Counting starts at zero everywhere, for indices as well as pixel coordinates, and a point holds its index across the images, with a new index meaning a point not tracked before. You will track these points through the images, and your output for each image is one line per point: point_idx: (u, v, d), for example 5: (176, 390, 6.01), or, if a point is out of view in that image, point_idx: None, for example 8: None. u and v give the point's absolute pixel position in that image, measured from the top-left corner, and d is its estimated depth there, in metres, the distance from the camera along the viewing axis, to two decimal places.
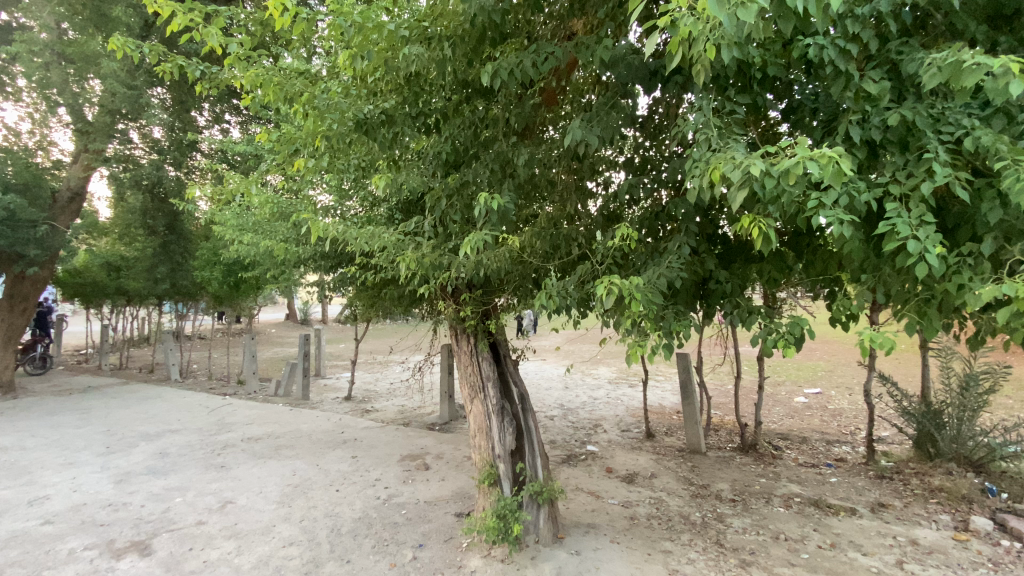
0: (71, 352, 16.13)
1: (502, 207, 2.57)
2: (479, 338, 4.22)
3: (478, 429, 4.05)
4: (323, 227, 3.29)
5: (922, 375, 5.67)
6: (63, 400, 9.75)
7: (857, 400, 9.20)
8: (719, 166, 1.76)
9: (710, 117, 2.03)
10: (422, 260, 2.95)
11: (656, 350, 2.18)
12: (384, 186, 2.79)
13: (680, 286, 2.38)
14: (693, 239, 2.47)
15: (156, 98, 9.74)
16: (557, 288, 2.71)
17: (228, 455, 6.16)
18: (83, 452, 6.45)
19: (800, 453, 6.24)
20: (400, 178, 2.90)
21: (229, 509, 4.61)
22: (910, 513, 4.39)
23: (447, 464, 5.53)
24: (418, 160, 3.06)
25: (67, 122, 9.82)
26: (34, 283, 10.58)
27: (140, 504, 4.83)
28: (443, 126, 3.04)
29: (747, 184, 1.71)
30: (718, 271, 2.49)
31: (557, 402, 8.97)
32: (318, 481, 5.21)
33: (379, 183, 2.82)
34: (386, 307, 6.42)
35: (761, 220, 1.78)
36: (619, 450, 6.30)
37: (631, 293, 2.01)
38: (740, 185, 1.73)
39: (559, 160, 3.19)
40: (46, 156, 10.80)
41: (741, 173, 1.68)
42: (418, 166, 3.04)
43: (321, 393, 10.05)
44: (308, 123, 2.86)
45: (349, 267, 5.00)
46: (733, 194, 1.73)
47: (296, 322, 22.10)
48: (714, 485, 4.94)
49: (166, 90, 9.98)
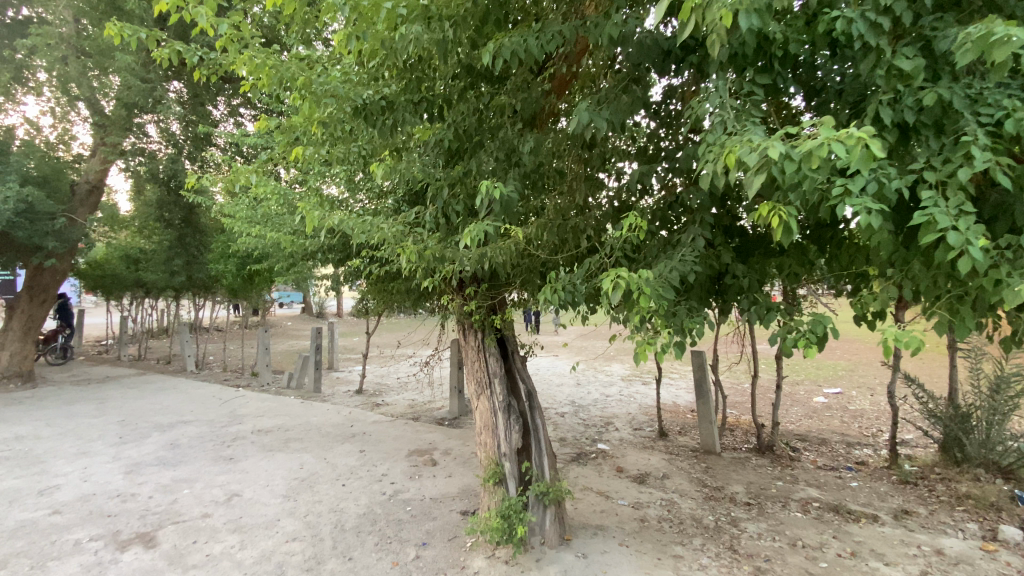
0: (92, 343, 16.45)
1: (505, 197, 2.44)
2: (486, 332, 4.16)
3: (483, 427, 3.95)
4: (323, 218, 3.22)
5: (949, 377, 5.44)
6: (81, 390, 9.92)
7: (879, 401, 8.94)
8: (734, 149, 1.62)
9: (724, 99, 1.89)
10: (424, 253, 2.85)
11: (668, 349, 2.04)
12: (381, 174, 2.68)
13: (693, 280, 2.24)
14: (707, 231, 2.36)
15: (173, 93, 9.88)
16: (564, 281, 2.60)
17: (237, 447, 6.16)
18: (95, 443, 6.52)
19: (819, 456, 6.04)
20: (399, 167, 2.78)
21: (235, 502, 4.59)
22: (936, 521, 4.20)
23: (454, 460, 5.46)
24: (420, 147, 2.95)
25: (86, 116, 9.95)
26: (53, 274, 10.82)
27: (148, 495, 4.85)
28: (447, 114, 2.92)
29: (765, 168, 1.57)
30: (735, 266, 2.35)
31: (568, 398, 8.85)
32: (325, 475, 5.17)
33: (377, 171, 2.73)
34: (395, 300, 6.36)
35: (781, 208, 1.63)
36: (631, 449, 6.17)
37: (639, 288, 1.88)
38: (758, 169, 1.59)
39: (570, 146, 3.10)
40: (66, 150, 11.03)
41: (759, 156, 1.54)
42: (420, 153, 2.94)
43: (333, 386, 10.06)
44: (303, 108, 2.75)
45: (356, 260, 4.94)
46: (750, 180, 1.59)
47: (311, 316, 22.30)
48: (728, 487, 4.79)
49: (182, 85, 10.09)
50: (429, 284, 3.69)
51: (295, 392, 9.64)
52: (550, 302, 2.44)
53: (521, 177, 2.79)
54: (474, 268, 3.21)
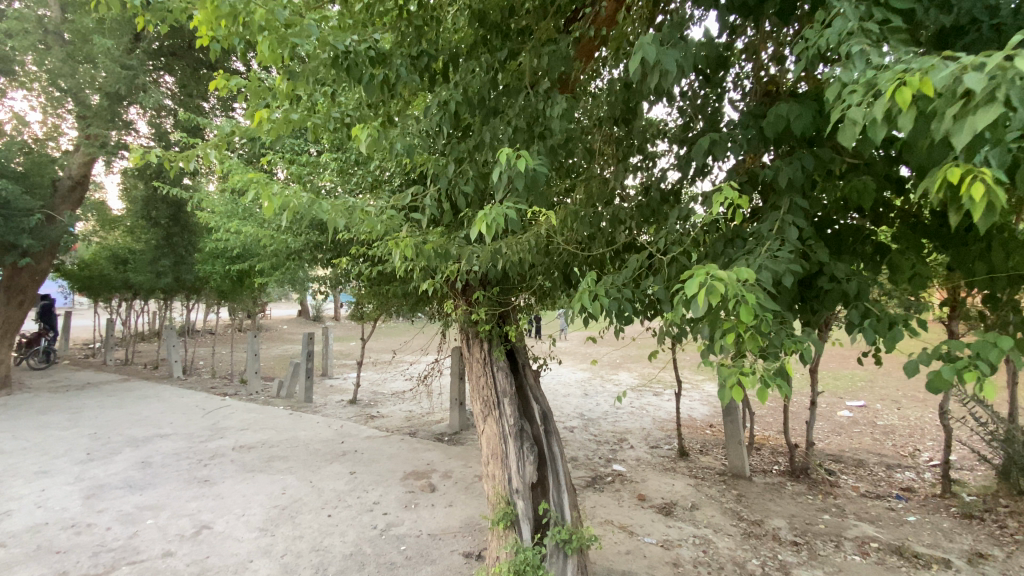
0: (79, 346, 15.88)
1: (531, 171, 1.82)
2: (495, 344, 3.64)
3: (491, 456, 3.35)
4: (293, 201, 2.62)
5: (1011, 395, 4.84)
6: (58, 398, 9.32)
7: (909, 415, 8.35)
8: (921, 78, 1.05)
9: (859, 25, 1.34)
10: (423, 248, 2.27)
11: (777, 383, 1.43)
12: (365, 143, 2.07)
13: (788, 285, 1.67)
14: (801, 218, 1.79)
15: (164, 87, 9.40)
16: (604, 285, 2.02)
17: (214, 467, 5.55)
18: (60, 460, 5.91)
19: (860, 483, 5.44)
20: (390, 136, 2.20)
21: (203, 537, 3.99)
22: (1016, 566, 3.61)
23: (455, 485, 4.86)
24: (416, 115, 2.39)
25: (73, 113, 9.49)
26: (32, 275, 10.20)
27: (105, 526, 4.25)
28: (452, 73, 2.37)
29: (978, 102, 1.00)
30: (835, 269, 1.79)
31: (577, 411, 8.24)
32: (309, 503, 4.58)
33: (361, 137, 2.13)
34: (390, 304, 5.77)
35: (986, 173, 1.05)
36: (651, 471, 5.56)
37: (739, 293, 1.29)
38: (968, 109, 1.01)
39: (612, 107, 2.62)
40: (56, 146, 10.55)
41: (985, 78, 0.95)
42: (416, 121, 2.38)
43: (325, 395, 9.43)
44: (262, 47, 2.03)
45: (345, 259, 4.36)
46: (954, 123, 1.01)
47: (307, 319, 21.70)
48: (769, 521, 4.20)
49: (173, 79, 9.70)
50: (428, 288, 3.15)
51: (284, 401, 9.03)
52: (596, 316, 1.83)
53: (546, 152, 2.22)
54: (484, 269, 2.68)
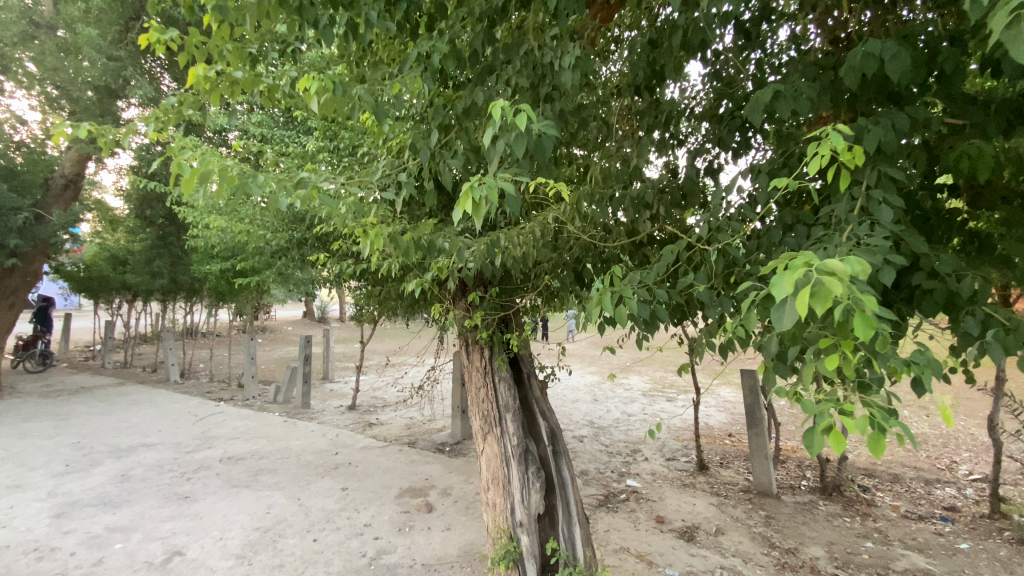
0: (79, 349, 15.60)
1: (533, 134, 1.40)
2: (497, 351, 3.22)
3: (490, 481, 2.93)
4: (244, 175, 2.21)
5: None
6: (48, 403, 8.99)
7: (941, 423, 7.84)
8: None
9: None
10: (403, 239, 1.87)
11: (894, 425, 0.99)
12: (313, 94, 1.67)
13: (886, 282, 1.26)
14: (896, 194, 1.37)
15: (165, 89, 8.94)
16: (630, 282, 1.59)
17: (197, 481, 5.16)
18: (35, 472, 5.55)
19: (898, 502, 4.96)
20: (352, 90, 1.81)
21: (173, 565, 3.60)
22: None
23: (455, 504, 4.45)
24: (391, 74, 2.02)
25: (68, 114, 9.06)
26: (24, 277, 9.97)
27: (70, 551, 3.86)
28: (439, 25, 2.01)
29: None
30: (938, 262, 1.38)
31: (586, 419, 7.80)
32: (295, 525, 4.19)
33: (310, 93, 1.74)
34: (385, 306, 5.38)
35: None
36: (668, 488, 5.11)
37: (851, 293, 0.84)
38: None
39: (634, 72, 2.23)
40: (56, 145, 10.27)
41: None
42: (386, 77, 2.00)
43: (324, 401, 9.04)
44: None
45: (331, 257, 3.94)
46: None
47: (311, 320, 21.34)
48: (805, 550, 3.76)
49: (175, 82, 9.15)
50: (416, 289, 2.75)
51: (280, 407, 8.64)
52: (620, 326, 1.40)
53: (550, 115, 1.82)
54: (480, 266, 2.27)
